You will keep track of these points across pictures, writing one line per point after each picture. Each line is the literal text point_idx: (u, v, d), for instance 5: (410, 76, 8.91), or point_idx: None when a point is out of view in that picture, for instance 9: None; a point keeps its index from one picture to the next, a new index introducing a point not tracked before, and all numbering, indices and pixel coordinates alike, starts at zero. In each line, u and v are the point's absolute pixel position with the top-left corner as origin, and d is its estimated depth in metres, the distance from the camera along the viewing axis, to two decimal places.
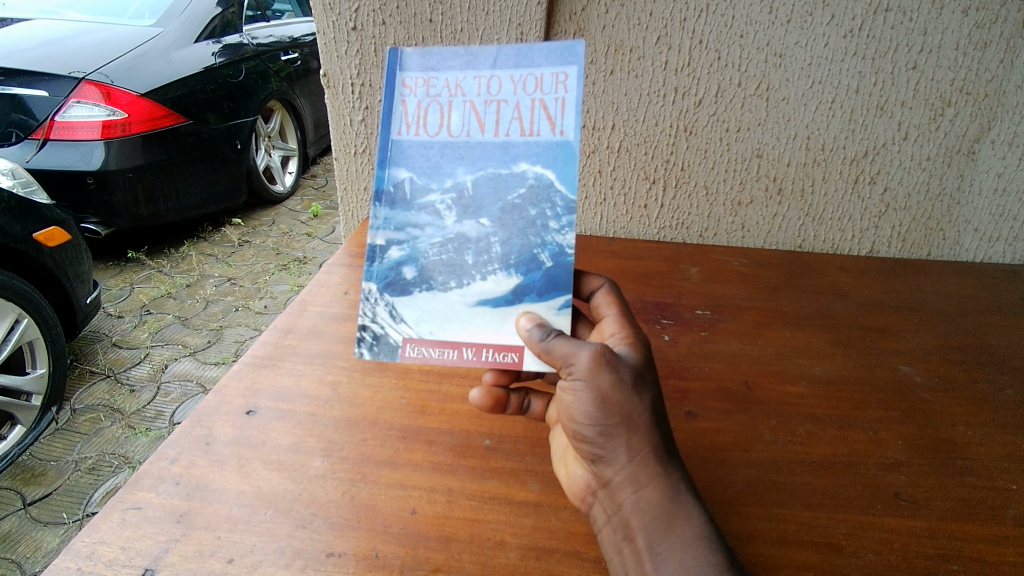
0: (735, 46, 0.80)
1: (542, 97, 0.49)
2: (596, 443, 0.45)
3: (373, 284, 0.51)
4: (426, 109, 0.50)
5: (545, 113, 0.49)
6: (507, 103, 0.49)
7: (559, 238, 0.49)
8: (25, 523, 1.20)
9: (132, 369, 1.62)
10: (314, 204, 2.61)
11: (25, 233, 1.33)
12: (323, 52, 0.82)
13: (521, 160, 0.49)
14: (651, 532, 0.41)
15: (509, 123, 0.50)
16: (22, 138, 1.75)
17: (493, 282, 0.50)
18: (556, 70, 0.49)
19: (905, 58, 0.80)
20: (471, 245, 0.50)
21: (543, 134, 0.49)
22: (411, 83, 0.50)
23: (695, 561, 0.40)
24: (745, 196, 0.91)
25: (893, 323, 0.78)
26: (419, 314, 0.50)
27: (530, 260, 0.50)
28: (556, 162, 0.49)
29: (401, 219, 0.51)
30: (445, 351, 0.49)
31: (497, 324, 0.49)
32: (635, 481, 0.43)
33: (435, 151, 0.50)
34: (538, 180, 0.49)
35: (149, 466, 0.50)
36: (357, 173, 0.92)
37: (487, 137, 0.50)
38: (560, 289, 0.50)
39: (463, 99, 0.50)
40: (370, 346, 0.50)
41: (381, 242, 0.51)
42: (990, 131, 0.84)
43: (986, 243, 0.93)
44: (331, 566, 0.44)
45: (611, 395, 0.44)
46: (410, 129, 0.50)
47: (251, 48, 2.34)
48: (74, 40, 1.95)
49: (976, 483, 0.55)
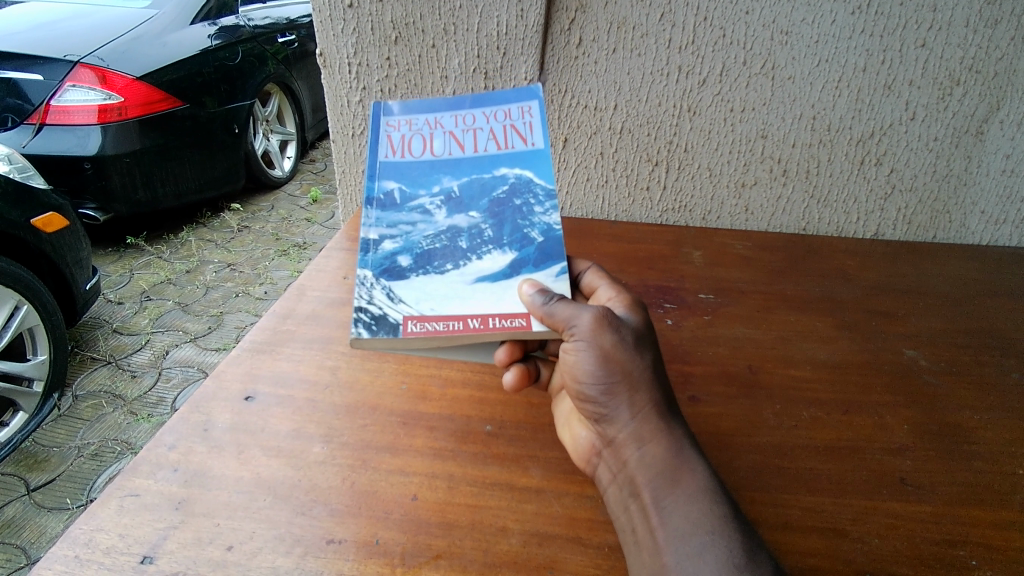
0: (741, 23, 0.77)
1: (512, 123, 0.55)
2: (599, 402, 0.45)
3: (368, 271, 0.50)
4: (409, 139, 0.55)
5: (516, 133, 0.55)
6: (482, 130, 0.55)
7: (546, 219, 0.53)
8: (29, 509, 1.20)
9: (133, 355, 1.62)
10: (313, 189, 2.59)
11: (23, 219, 1.31)
12: (320, 32, 0.80)
13: (501, 164, 0.54)
14: (656, 486, 0.42)
15: (486, 142, 0.55)
16: (18, 123, 1.73)
17: (489, 260, 0.51)
18: (521, 104, 0.55)
19: (914, 36, 0.77)
20: (462, 234, 0.53)
21: (517, 146, 0.54)
22: (395, 124, 0.56)
23: (700, 511, 0.40)
24: (749, 177, 0.90)
25: (899, 307, 0.77)
26: (418, 294, 0.49)
27: (522, 238, 0.52)
28: (534, 164, 0.54)
29: (393, 218, 0.53)
30: (450, 322, 0.47)
31: (498, 296, 0.49)
32: (638, 438, 0.43)
33: (422, 168, 0.54)
34: (518, 178, 0.53)
35: (147, 452, 0.50)
36: (356, 156, 0.90)
37: (468, 154, 0.55)
38: (554, 259, 0.51)
39: (443, 131, 0.55)
40: (369, 326, 0.47)
41: (375, 236, 0.52)
42: (998, 111, 0.82)
43: (992, 225, 0.92)
44: (331, 553, 0.43)
45: (613, 353, 0.44)
46: (396, 155, 0.55)
47: (247, 30, 2.30)
48: (67, 23, 1.92)
49: (982, 468, 0.54)
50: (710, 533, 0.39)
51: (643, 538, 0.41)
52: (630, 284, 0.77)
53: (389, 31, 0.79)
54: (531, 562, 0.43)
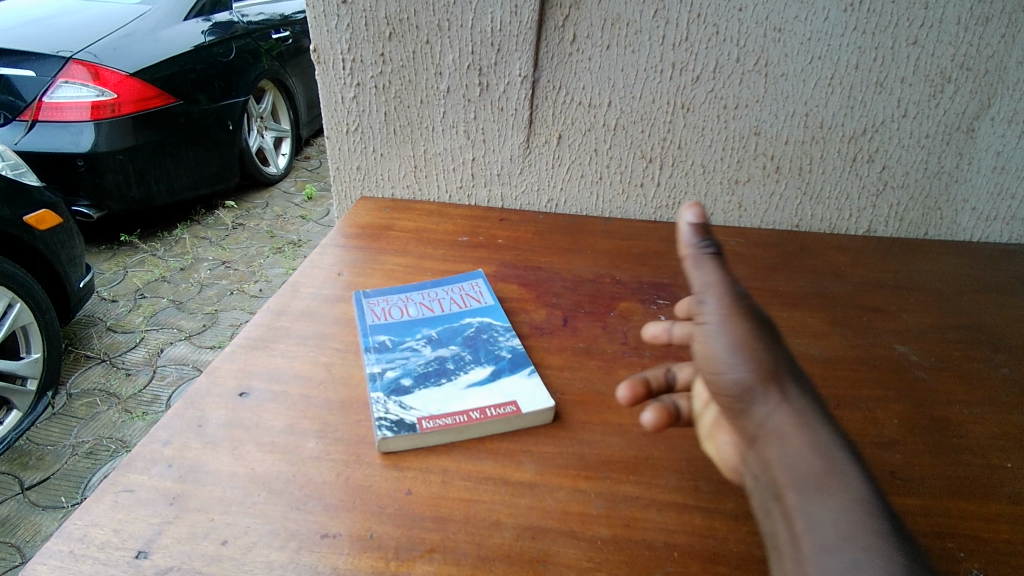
0: (734, 21, 0.78)
1: (465, 290, 0.73)
2: (734, 396, 0.42)
3: (378, 392, 0.56)
4: (390, 309, 0.68)
5: (471, 292, 0.72)
6: (444, 299, 0.71)
7: (510, 342, 0.64)
8: (24, 507, 1.20)
9: (127, 352, 1.61)
10: (307, 186, 2.59)
11: (15, 216, 1.30)
12: (313, 27, 0.80)
13: (465, 316, 0.68)
14: (802, 490, 0.38)
15: (450, 303, 0.70)
16: (9, 120, 1.71)
17: (473, 371, 0.59)
18: (471, 278, 0.75)
19: (905, 34, 0.78)
20: (448, 359, 0.61)
21: (475, 303, 0.70)
22: (371, 295, 0.70)
23: (852, 523, 0.36)
24: (742, 174, 0.90)
25: (890, 303, 0.77)
26: (424, 401, 0.55)
27: (496, 356, 0.62)
28: (490, 314, 0.69)
29: (390, 356, 0.61)
30: (456, 416, 0.53)
31: (489, 392, 0.56)
32: (780, 433, 0.40)
33: (404, 324, 0.66)
34: (481, 323, 0.67)
35: (141, 448, 0.50)
36: (350, 152, 0.90)
37: (439, 312, 0.69)
38: (524, 363, 0.61)
39: (414, 299, 0.70)
40: (391, 427, 0.52)
41: (378, 369, 0.59)
42: (989, 108, 0.83)
43: (983, 222, 0.93)
44: (326, 547, 0.43)
45: (749, 340, 0.42)
46: (379, 316, 0.67)
47: (241, 26, 2.30)
48: (58, 20, 1.91)
49: (971, 461, 0.55)
50: (864, 548, 0.34)
51: (785, 547, 0.38)
52: (624, 281, 0.78)
53: (383, 27, 0.79)
54: (523, 555, 0.44)
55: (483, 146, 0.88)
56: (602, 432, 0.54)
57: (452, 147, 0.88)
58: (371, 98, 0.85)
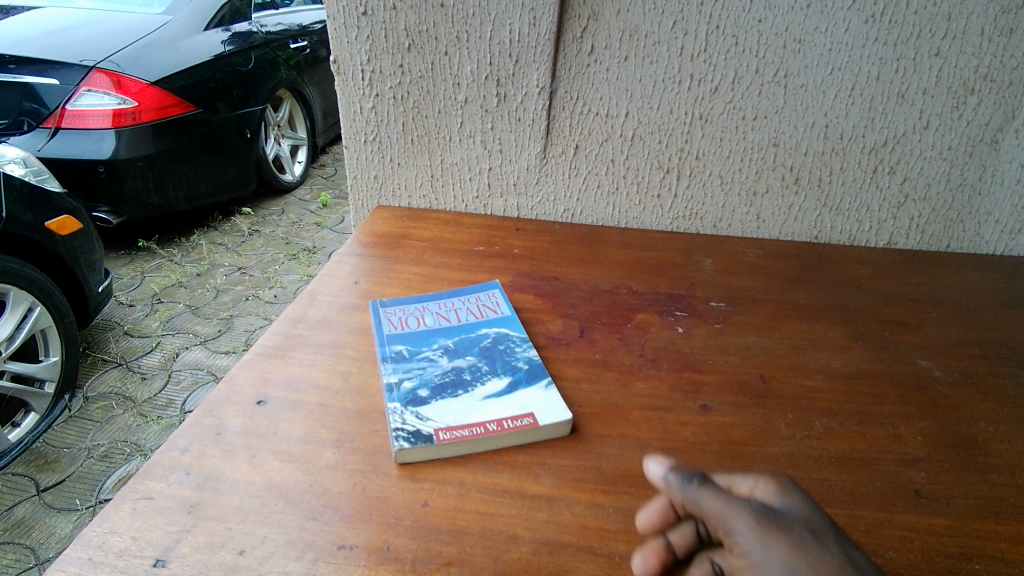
0: (753, 32, 0.77)
1: (481, 300, 0.73)
2: None
3: (395, 402, 0.56)
4: (406, 319, 0.68)
5: (488, 302, 0.72)
6: (461, 309, 0.71)
7: (526, 354, 0.64)
8: (39, 509, 1.21)
9: (144, 357, 1.63)
10: (322, 194, 2.61)
11: (37, 221, 1.33)
12: (333, 37, 0.81)
13: (481, 327, 0.68)
14: None
15: (467, 313, 0.70)
16: (33, 127, 1.74)
17: (490, 383, 0.59)
18: (487, 288, 0.75)
19: (927, 45, 0.77)
20: (465, 370, 0.61)
21: (491, 313, 0.70)
22: (388, 306, 0.70)
23: None
24: (760, 185, 0.89)
25: (913, 317, 0.76)
26: (441, 411, 0.55)
27: (513, 367, 0.61)
28: (506, 324, 0.68)
29: (407, 366, 0.61)
30: (473, 427, 0.53)
31: (506, 404, 0.56)
32: None
33: (421, 334, 0.66)
34: (498, 333, 0.67)
35: (160, 455, 0.50)
36: (367, 161, 0.91)
37: (456, 322, 0.68)
38: (541, 374, 0.60)
39: (431, 309, 0.70)
40: (408, 438, 0.52)
41: (395, 378, 0.59)
42: (1013, 119, 0.82)
43: (1007, 235, 0.91)
44: (342, 559, 0.43)
45: (800, 549, 0.36)
46: (397, 326, 0.67)
47: (260, 36, 2.34)
48: (83, 29, 1.95)
49: (999, 482, 0.53)
50: None
51: None
52: (640, 292, 0.77)
53: (402, 38, 0.80)
54: (541, 571, 0.43)
55: (500, 155, 0.88)
56: (619, 445, 0.54)
57: (469, 156, 0.89)
58: (389, 108, 0.85)
